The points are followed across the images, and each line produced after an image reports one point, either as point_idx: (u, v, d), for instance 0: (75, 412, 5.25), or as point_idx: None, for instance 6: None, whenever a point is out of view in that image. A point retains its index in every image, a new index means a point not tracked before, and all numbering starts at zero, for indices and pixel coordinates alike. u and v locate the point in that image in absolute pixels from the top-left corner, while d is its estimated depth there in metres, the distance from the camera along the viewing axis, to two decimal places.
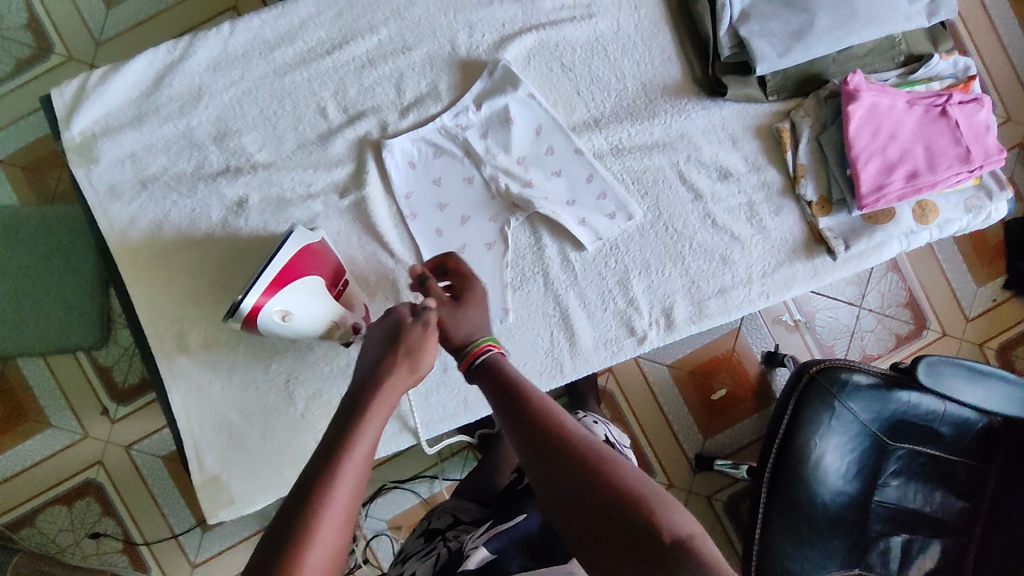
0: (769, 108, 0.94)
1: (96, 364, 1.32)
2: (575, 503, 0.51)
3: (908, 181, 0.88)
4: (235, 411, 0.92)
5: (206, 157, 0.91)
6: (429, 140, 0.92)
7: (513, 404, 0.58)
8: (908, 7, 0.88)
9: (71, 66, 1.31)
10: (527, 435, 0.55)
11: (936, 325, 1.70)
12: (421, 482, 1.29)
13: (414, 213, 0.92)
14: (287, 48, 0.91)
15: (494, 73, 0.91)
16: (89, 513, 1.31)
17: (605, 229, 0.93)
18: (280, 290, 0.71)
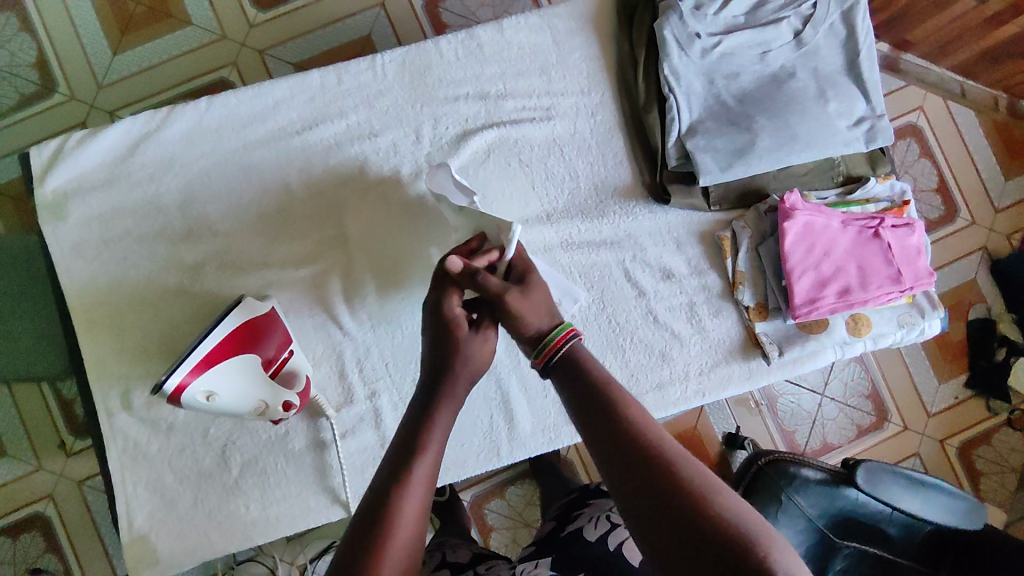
0: (713, 216, 0.98)
1: (60, 398, 1.37)
2: (664, 517, 0.55)
3: (840, 297, 0.91)
4: (170, 472, 0.93)
5: (171, 222, 0.95)
6: None
7: (600, 410, 0.63)
8: (847, 134, 0.94)
9: (72, 105, 1.36)
10: (613, 445, 0.61)
11: (897, 419, 1.72)
12: None
13: None
14: (259, 125, 0.96)
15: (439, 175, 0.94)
16: (32, 547, 1.35)
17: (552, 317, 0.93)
18: (208, 369, 0.77)
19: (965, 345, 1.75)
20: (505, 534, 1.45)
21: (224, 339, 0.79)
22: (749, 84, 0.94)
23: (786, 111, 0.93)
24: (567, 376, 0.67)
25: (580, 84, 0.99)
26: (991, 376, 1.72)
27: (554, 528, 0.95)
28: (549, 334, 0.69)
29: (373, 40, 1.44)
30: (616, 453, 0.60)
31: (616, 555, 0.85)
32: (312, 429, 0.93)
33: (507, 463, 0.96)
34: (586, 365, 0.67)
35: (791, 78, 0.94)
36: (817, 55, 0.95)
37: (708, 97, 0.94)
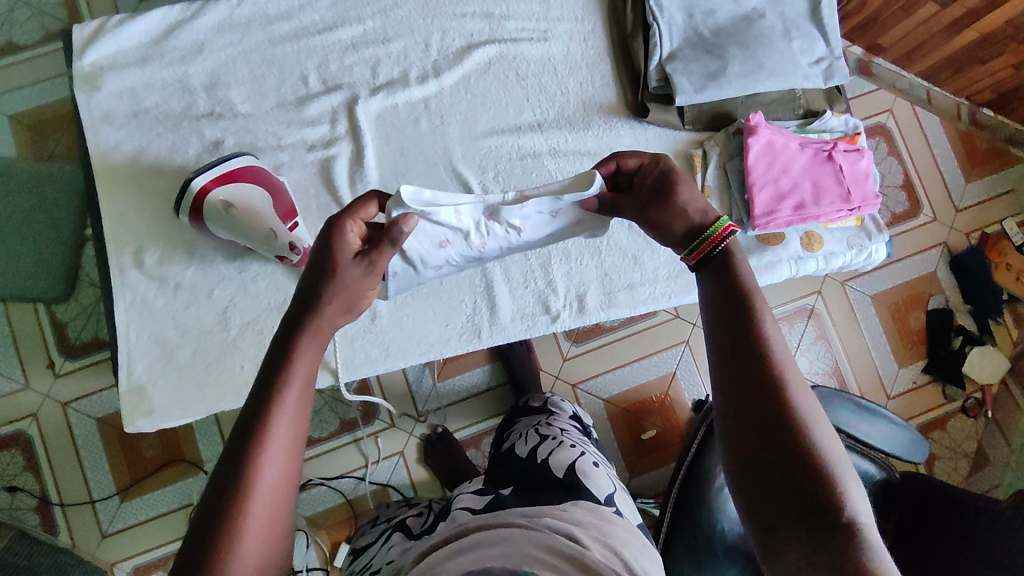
0: (686, 136, 1.08)
1: (53, 319, 1.38)
2: (757, 440, 0.52)
3: (796, 210, 1.02)
4: (174, 328, 1.00)
5: (195, 101, 1.04)
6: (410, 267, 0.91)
7: (731, 314, 0.57)
8: (808, 69, 1.05)
9: None
10: (729, 345, 0.56)
11: None
12: (347, 481, 1.46)
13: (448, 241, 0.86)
14: (284, 23, 1.06)
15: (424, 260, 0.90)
16: (10, 466, 1.35)
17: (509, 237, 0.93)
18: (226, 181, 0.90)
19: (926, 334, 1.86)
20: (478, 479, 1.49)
21: (242, 168, 0.93)
22: (724, 21, 1.07)
23: (755, 44, 1.04)
24: (710, 272, 0.61)
25: (575, 12, 1.10)
26: (949, 363, 1.82)
27: (496, 447, 1.06)
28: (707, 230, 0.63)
29: None
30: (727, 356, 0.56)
31: (544, 462, 0.87)
32: None
33: (486, 346, 1.03)
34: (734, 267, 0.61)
35: (761, 18, 1.07)
36: (784, 1, 1.08)
37: (687, 29, 1.06)
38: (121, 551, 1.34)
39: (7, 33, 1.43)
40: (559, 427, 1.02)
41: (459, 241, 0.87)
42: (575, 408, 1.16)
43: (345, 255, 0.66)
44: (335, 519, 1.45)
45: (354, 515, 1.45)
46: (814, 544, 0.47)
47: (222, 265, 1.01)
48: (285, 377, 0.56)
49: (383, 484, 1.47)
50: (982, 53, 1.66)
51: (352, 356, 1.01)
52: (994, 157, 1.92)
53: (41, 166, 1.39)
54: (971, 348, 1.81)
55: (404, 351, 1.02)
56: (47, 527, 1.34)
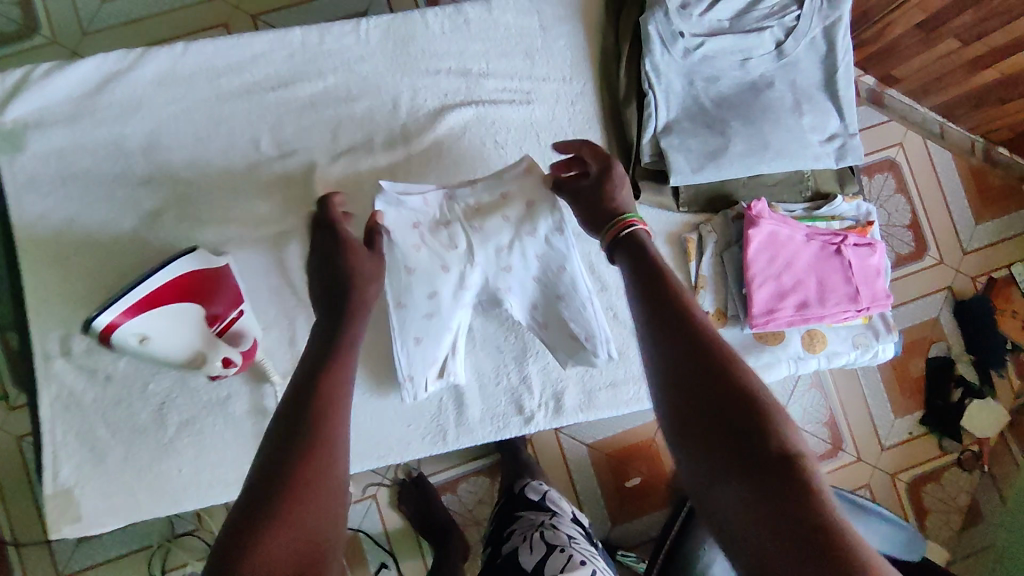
0: (680, 218, 0.98)
1: None
2: (709, 422, 0.52)
3: (798, 309, 0.92)
4: (104, 426, 0.90)
5: (132, 166, 0.92)
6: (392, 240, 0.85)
7: (666, 315, 0.59)
8: (817, 149, 0.94)
9: (54, 50, 1.31)
10: (659, 317, 0.59)
11: (851, 448, 1.70)
12: None
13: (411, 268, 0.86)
14: (233, 77, 0.94)
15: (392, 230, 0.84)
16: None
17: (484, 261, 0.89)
18: (139, 315, 0.74)
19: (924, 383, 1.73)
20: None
21: (160, 289, 0.76)
22: (729, 89, 0.95)
23: (760, 120, 0.93)
24: (629, 255, 0.68)
25: (562, 71, 0.98)
26: (946, 415, 1.71)
27: (493, 548, 0.96)
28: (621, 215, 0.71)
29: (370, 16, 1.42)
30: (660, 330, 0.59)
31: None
32: (255, 395, 0.93)
33: (452, 448, 0.96)
34: (647, 250, 0.68)
35: (769, 88, 0.95)
36: (796, 68, 0.96)
37: (687, 98, 0.95)
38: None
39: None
40: (564, 531, 0.93)
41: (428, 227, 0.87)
42: (575, 509, 1.04)
43: (360, 285, 0.71)
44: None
45: None
46: (779, 517, 0.46)
47: None
48: (314, 382, 0.60)
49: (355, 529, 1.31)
50: (1001, 94, 1.50)
51: None
52: (1008, 197, 1.77)
53: None
54: (971, 400, 1.68)
55: (358, 454, 0.93)
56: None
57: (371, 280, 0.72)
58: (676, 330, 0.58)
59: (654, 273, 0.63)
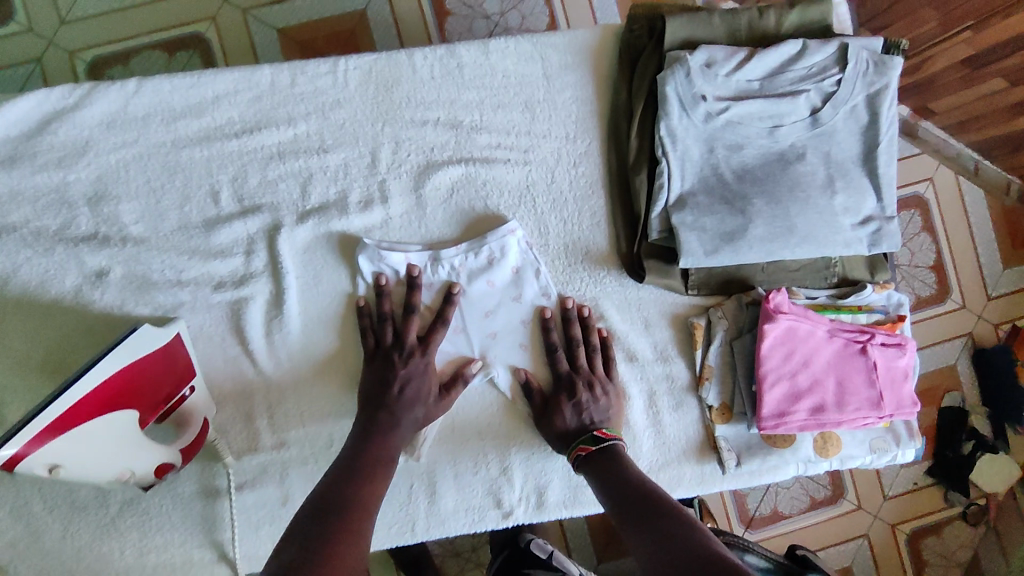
0: (688, 299, 0.88)
1: None
2: (658, 548, 0.58)
3: (813, 414, 0.82)
4: (40, 501, 0.82)
5: (75, 218, 0.82)
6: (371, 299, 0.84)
7: (623, 491, 0.68)
8: (849, 234, 0.84)
9: (28, 39, 1.17)
10: (620, 500, 0.67)
11: (852, 496, 1.56)
12: None
13: None
14: (192, 120, 0.83)
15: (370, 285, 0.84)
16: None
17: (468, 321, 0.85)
18: (51, 443, 0.64)
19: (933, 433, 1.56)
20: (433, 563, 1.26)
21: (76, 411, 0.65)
22: (752, 160, 0.84)
23: (787, 198, 0.83)
24: (595, 467, 0.75)
25: (566, 128, 0.87)
26: (952, 468, 1.54)
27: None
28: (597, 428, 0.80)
29: (370, 14, 1.26)
30: (627, 505, 0.66)
31: None
32: (207, 473, 0.84)
33: (420, 540, 0.86)
34: (611, 456, 0.76)
35: (799, 160, 0.84)
36: (831, 139, 0.85)
37: (705, 167, 0.84)
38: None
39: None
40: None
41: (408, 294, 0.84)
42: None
43: (411, 386, 0.79)
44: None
45: None
46: None
47: None
48: (358, 463, 0.73)
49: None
50: None
51: (256, 545, 0.85)
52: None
53: None
54: (982, 457, 1.50)
55: None
56: None
57: (431, 393, 0.81)
58: (629, 501, 0.67)
59: (629, 477, 0.71)
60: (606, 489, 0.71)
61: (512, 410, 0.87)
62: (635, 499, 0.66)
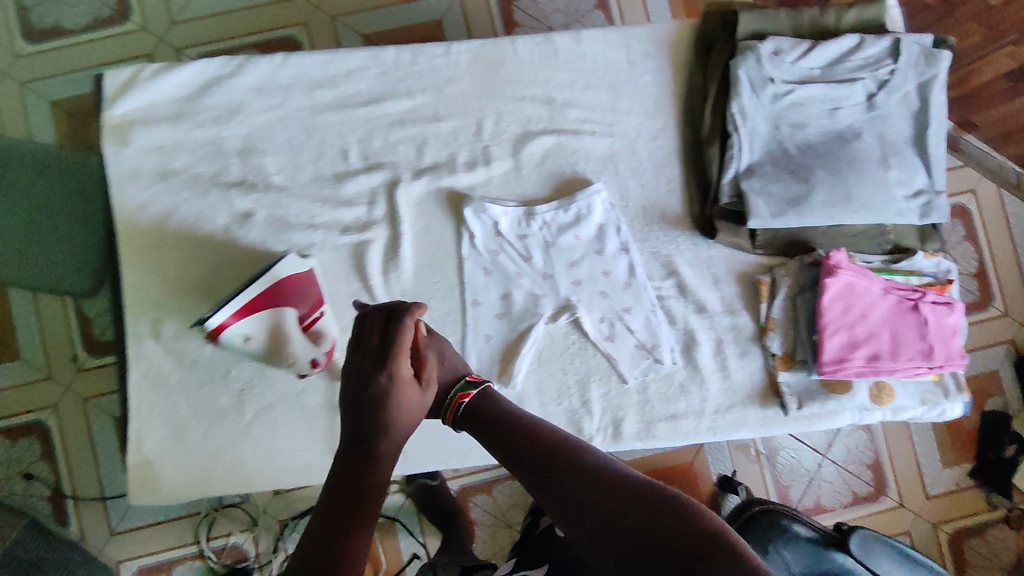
0: (754, 259, 0.99)
1: (80, 313, 1.32)
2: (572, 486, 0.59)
3: (868, 362, 0.91)
4: (186, 405, 0.95)
5: (227, 166, 0.97)
6: (476, 246, 0.98)
7: (511, 441, 0.67)
8: (902, 204, 0.94)
9: (141, 36, 1.34)
10: (511, 452, 0.66)
11: (894, 494, 1.59)
12: None
13: (489, 269, 0.98)
14: (328, 90, 0.98)
15: (475, 239, 0.98)
16: (27, 454, 1.29)
17: (558, 271, 0.98)
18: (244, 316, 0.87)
19: (974, 436, 1.61)
20: (484, 533, 1.39)
21: (262, 293, 0.88)
22: (816, 136, 0.94)
23: (846, 170, 0.93)
24: (474, 422, 0.73)
25: (646, 107, 1.00)
26: (992, 470, 1.60)
27: (530, 524, 0.98)
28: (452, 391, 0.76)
29: (444, 24, 1.40)
30: (518, 461, 0.64)
31: None
32: (327, 390, 0.96)
33: None
34: (488, 405, 0.74)
35: (857, 138, 0.94)
36: (886, 121, 0.95)
37: (772, 142, 0.94)
38: (127, 551, 1.30)
39: (57, 15, 1.33)
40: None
41: (507, 246, 0.98)
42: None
43: (391, 410, 0.65)
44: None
45: None
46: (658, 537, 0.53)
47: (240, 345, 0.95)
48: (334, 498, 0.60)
49: (391, 518, 1.38)
50: None
51: None
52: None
53: (69, 158, 1.30)
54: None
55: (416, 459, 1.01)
56: (58, 520, 1.28)
57: (412, 406, 0.67)
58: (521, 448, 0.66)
59: (511, 426, 0.69)
60: (490, 442, 0.69)
61: (597, 351, 0.98)
62: (527, 450, 0.64)
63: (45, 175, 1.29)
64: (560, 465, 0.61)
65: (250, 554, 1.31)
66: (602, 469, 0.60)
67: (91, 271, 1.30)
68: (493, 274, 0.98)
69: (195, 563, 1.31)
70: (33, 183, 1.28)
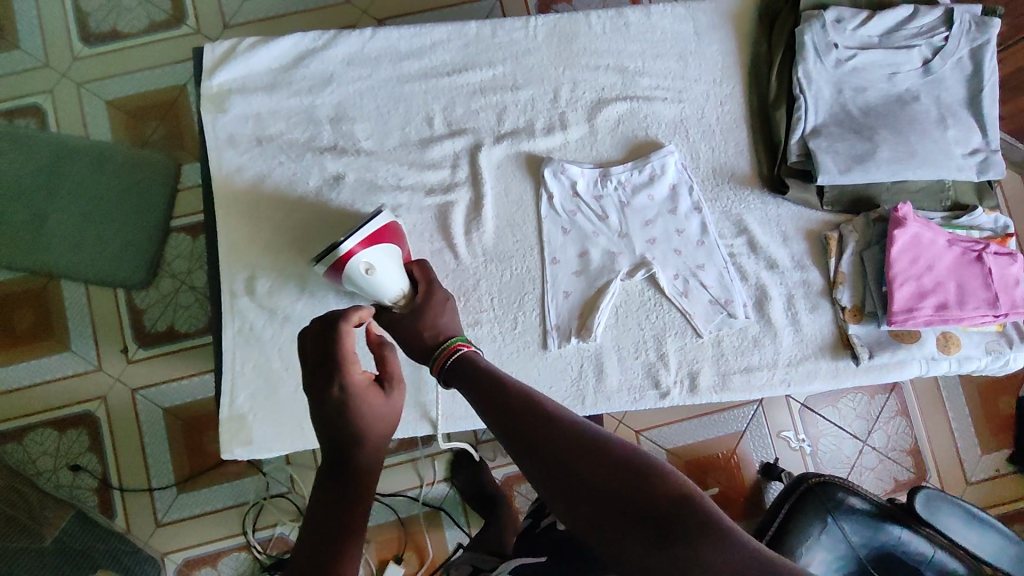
0: (821, 216, 1.03)
1: (131, 305, 1.33)
2: (568, 474, 0.54)
3: (937, 310, 0.95)
4: (279, 360, 0.97)
5: (319, 132, 1.03)
6: (554, 206, 1.03)
7: (501, 407, 0.60)
8: (961, 161, 0.99)
9: (195, 39, 1.39)
10: (490, 411, 0.61)
11: (935, 480, 1.61)
12: (400, 500, 1.40)
13: (567, 228, 1.03)
14: (414, 61, 1.04)
15: (554, 199, 1.02)
16: (75, 445, 1.31)
17: (633, 229, 1.02)
18: (371, 245, 0.84)
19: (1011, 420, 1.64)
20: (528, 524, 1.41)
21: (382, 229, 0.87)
22: (875, 99, 1.00)
23: (907, 129, 0.99)
24: (459, 374, 0.67)
25: (713, 75, 1.06)
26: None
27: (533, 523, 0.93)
28: (443, 345, 0.72)
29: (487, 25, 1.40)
30: (501, 423, 0.59)
31: None
32: None
33: (589, 413, 0.99)
34: (476, 363, 0.68)
35: (915, 101, 1.00)
36: (941, 84, 1.01)
37: (835, 104, 1.00)
38: (170, 543, 1.31)
39: (115, 18, 1.38)
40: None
41: (585, 206, 1.03)
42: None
43: (359, 420, 0.61)
44: (383, 539, 1.39)
45: (404, 535, 1.39)
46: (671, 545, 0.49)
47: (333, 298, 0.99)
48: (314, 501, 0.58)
49: (437, 508, 1.40)
50: None
51: (454, 407, 0.99)
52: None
53: (134, 153, 1.34)
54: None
55: None
56: (104, 511, 1.30)
57: (379, 412, 0.62)
58: (511, 415, 0.59)
59: (500, 385, 0.63)
60: (471, 395, 0.64)
61: (672, 307, 1.01)
62: (513, 416, 0.59)
63: (107, 168, 1.33)
64: (547, 432, 0.56)
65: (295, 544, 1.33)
66: (595, 441, 0.55)
67: (146, 261, 1.33)
68: (570, 234, 1.03)
69: (241, 555, 1.31)
70: (97, 175, 1.32)
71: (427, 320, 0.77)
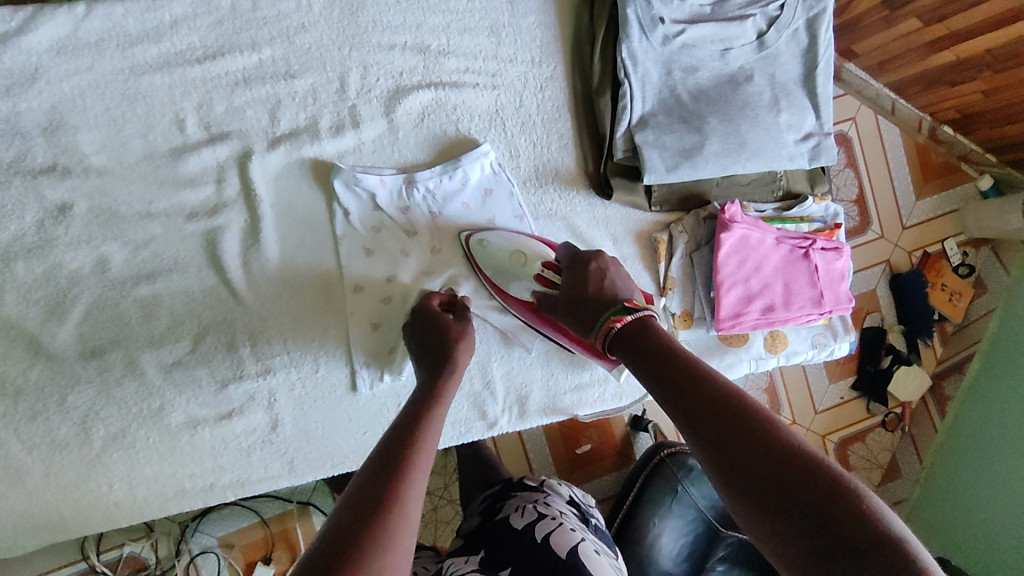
0: (651, 216, 0.96)
1: None
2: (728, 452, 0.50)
3: (764, 313, 0.91)
4: (17, 443, 0.77)
5: (30, 148, 0.77)
6: (356, 222, 0.87)
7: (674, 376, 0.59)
8: (793, 148, 0.92)
9: None
10: (662, 387, 0.59)
11: (787, 413, 1.59)
12: (265, 501, 1.17)
13: (371, 250, 0.88)
14: (150, 45, 0.80)
15: (349, 214, 0.87)
16: None
17: (448, 245, 0.91)
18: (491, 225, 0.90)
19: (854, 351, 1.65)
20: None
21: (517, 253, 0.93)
22: (706, 81, 0.90)
23: (738, 117, 0.89)
24: (626, 344, 0.67)
25: (531, 53, 0.92)
26: (874, 382, 1.62)
27: (481, 522, 0.79)
28: (603, 315, 0.71)
29: None
30: (677, 400, 0.57)
31: (545, 543, 0.70)
32: (194, 405, 0.83)
33: None
34: (643, 330, 0.67)
35: (748, 81, 0.90)
36: (776, 61, 0.91)
37: (664, 89, 0.89)
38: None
39: None
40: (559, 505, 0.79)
41: (390, 224, 0.88)
42: (575, 490, 0.86)
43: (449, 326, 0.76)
44: (246, 544, 1.14)
45: (270, 534, 1.16)
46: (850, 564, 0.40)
47: (75, 359, 0.79)
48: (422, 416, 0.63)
49: (304, 503, 1.18)
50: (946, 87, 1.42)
51: (248, 470, 0.87)
52: (948, 174, 1.66)
53: None
54: (898, 367, 1.60)
55: (311, 463, 0.89)
56: None
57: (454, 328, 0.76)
58: (675, 381, 0.59)
59: (678, 358, 0.61)
60: (645, 366, 0.63)
61: (494, 325, 0.92)
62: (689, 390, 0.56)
63: None
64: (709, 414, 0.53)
65: (151, 562, 1.10)
66: (774, 428, 0.49)
67: None
68: (375, 256, 0.88)
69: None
70: None
71: (586, 294, 0.76)
